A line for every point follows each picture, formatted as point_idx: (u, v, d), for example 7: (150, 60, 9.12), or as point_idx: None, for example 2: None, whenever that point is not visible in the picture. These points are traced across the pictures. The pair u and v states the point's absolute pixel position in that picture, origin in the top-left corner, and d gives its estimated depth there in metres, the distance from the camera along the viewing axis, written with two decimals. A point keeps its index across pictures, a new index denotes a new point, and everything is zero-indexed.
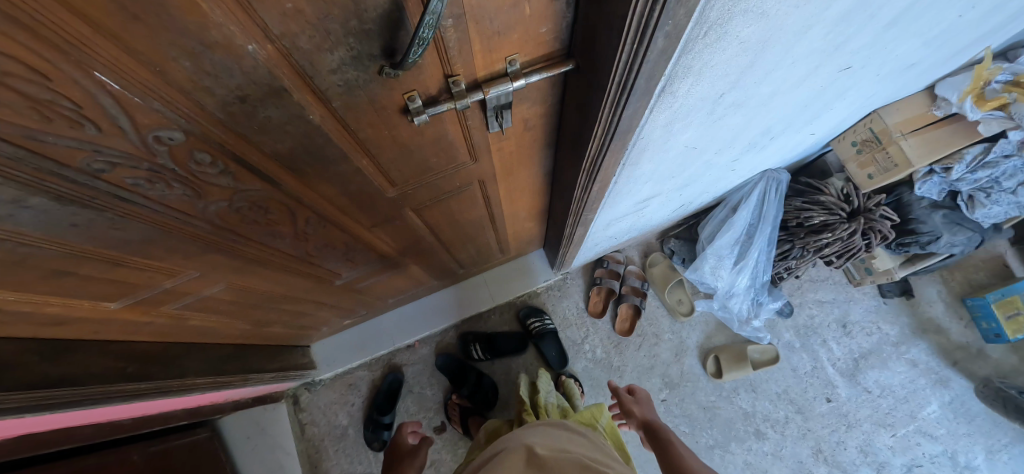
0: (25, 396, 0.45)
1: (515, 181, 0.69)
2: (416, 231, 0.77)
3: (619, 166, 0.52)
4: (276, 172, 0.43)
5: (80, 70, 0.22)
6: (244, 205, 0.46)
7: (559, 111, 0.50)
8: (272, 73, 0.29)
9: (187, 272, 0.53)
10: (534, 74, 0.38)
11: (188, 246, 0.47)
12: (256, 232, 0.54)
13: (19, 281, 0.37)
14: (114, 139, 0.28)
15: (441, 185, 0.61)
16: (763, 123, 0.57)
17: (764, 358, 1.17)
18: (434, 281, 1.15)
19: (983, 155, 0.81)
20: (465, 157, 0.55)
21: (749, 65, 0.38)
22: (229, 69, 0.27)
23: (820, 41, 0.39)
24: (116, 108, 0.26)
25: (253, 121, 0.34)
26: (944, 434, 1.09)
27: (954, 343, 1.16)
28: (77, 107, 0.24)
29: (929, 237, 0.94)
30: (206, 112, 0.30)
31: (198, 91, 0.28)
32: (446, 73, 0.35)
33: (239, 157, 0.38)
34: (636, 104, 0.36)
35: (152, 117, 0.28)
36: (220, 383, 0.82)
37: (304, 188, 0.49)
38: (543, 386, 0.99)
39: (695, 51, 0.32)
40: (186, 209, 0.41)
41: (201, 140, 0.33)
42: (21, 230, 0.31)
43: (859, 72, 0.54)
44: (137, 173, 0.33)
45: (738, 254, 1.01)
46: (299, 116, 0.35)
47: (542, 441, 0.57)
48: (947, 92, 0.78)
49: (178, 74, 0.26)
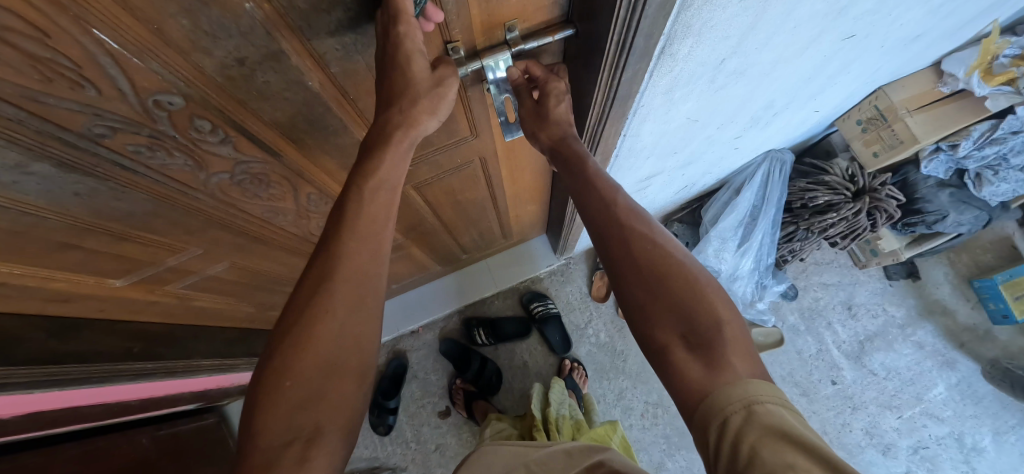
0: (32, 371, 0.46)
1: (516, 160, 0.69)
2: (419, 210, 0.77)
3: (619, 136, 0.51)
4: (277, 142, 0.44)
5: (79, 28, 0.22)
6: (246, 177, 0.47)
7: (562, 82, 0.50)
8: (270, 33, 0.28)
9: (191, 250, 0.54)
10: (532, 40, 0.38)
11: (191, 221, 0.48)
12: (257, 207, 0.55)
13: (23, 252, 0.38)
14: (112, 102, 0.28)
15: (442, 161, 0.61)
16: (767, 94, 0.56)
17: (768, 341, 1.17)
18: (437, 267, 1.16)
19: (991, 131, 0.79)
20: (466, 131, 0.54)
21: (750, 28, 0.37)
22: (225, 28, 0.26)
23: (822, 3, 0.38)
24: (114, 69, 0.26)
25: (252, 85, 0.34)
26: (951, 415, 1.09)
27: (961, 324, 1.14)
28: (76, 67, 0.24)
29: (936, 216, 0.93)
30: (205, 75, 0.30)
31: (196, 52, 0.28)
32: (446, 39, 0.36)
33: (239, 125, 0.38)
34: (634, 67, 0.35)
35: (150, 80, 0.28)
36: (226, 366, 0.85)
37: (304, 158, 0.50)
38: (555, 397, 0.96)
39: (696, 8, 0.30)
40: (188, 180, 0.42)
41: (201, 106, 0.33)
42: (25, 198, 0.32)
43: (866, 39, 0.52)
44: (138, 140, 0.33)
45: (742, 236, 1.00)
46: (298, 82, 0.35)
47: (542, 458, 0.59)
48: (952, 67, 0.76)
49: (176, 34, 0.25)
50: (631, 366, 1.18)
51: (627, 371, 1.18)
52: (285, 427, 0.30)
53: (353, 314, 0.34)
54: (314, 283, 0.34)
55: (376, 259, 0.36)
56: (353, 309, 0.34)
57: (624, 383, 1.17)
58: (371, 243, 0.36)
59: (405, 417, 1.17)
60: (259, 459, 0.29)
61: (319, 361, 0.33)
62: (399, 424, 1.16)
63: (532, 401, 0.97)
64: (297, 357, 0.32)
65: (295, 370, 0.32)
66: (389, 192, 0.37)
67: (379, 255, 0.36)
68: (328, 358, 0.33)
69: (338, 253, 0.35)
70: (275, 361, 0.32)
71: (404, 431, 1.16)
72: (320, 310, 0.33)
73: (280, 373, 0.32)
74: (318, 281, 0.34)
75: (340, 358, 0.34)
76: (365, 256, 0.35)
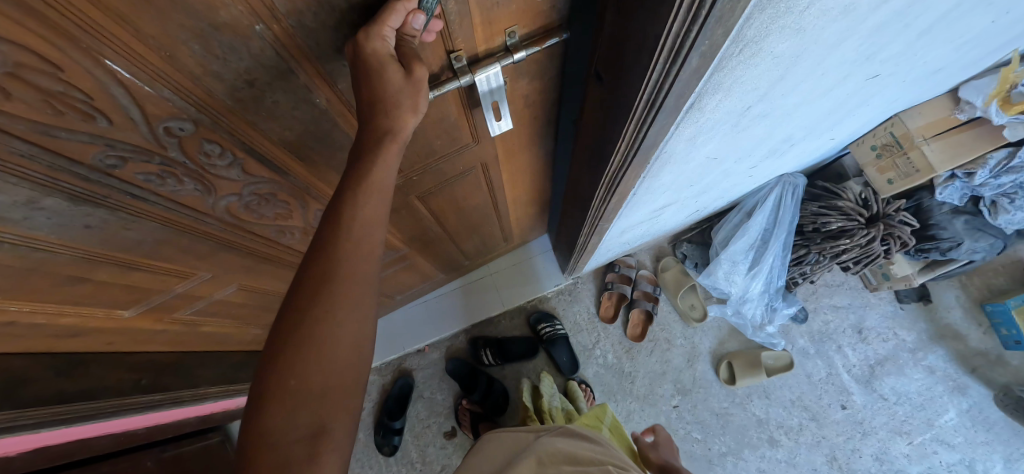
0: (41, 411, 0.46)
1: (517, 163, 0.69)
2: (423, 219, 0.77)
3: (638, 180, 0.50)
4: (285, 161, 0.43)
5: (91, 58, 0.21)
6: (253, 198, 0.46)
7: (558, 86, 0.49)
8: (279, 55, 0.27)
9: (199, 275, 0.53)
10: (531, 47, 0.36)
11: (200, 246, 0.47)
12: (264, 227, 0.54)
13: (32, 289, 0.37)
14: (124, 132, 0.28)
15: (444, 169, 0.61)
16: (785, 131, 0.55)
17: (778, 365, 1.15)
18: (440, 275, 1.15)
19: (1008, 159, 0.76)
20: (467, 138, 0.54)
21: (778, 79, 0.36)
22: (236, 52, 0.25)
23: (850, 53, 0.37)
24: (126, 98, 0.25)
25: (261, 106, 0.32)
26: (961, 442, 1.08)
27: (972, 349, 1.13)
28: (89, 99, 0.23)
29: (950, 243, 0.93)
30: (216, 99, 0.29)
31: (206, 76, 0.26)
32: (448, 48, 0.34)
33: (248, 146, 0.37)
34: (664, 122, 0.34)
35: (162, 107, 0.27)
36: (232, 391, 0.85)
37: (312, 176, 0.50)
38: (544, 391, 1.09)
39: (729, 67, 0.29)
40: (197, 205, 0.41)
41: (211, 129, 0.32)
42: (34, 233, 0.31)
43: (886, 78, 0.51)
44: (148, 168, 0.32)
45: (753, 259, 0.99)
46: (306, 100, 0.34)
47: (552, 449, 0.62)
48: (970, 95, 0.73)
49: (188, 59, 0.24)
50: (638, 388, 1.17)
51: (635, 393, 1.17)
52: (292, 425, 0.27)
53: (351, 328, 0.30)
54: (304, 294, 0.29)
55: (369, 263, 0.31)
56: (349, 322, 0.30)
57: (631, 405, 1.16)
58: (363, 247, 0.30)
59: (411, 437, 1.16)
60: (268, 461, 0.26)
61: (314, 382, 0.28)
62: (405, 444, 1.16)
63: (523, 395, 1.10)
64: (294, 371, 0.28)
65: (291, 388, 0.28)
66: (381, 189, 0.31)
67: (370, 261, 0.31)
68: (323, 376, 0.28)
69: (329, 262, 0.29)
70: (277, 354, 0.28)
71: (410, 452, 1.15)
72: (313, 326, 0.29)
73: (285, 368, 0.28)
74: (309, 294, 0.29)
75: (337, 375, 0.29)
76: (355, 265, 0.30)
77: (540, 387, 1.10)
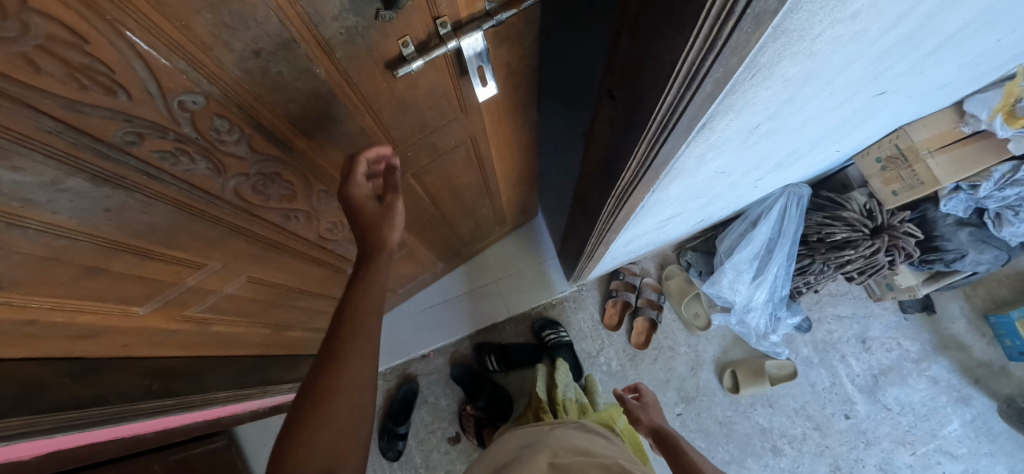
0: (58, 417, 0.46)
1: (502, 134, 0.72)
2: (421, 202, 0.78)
3: (648, 193, 0.50)
4: (291, 137, 0.44)
5: (114, 31, 0.22)
6: (260, 178, 0.47)
7: (541, 38, 0.51)
8: (283, 23, 0.28)
9: (210, 265, 0.54)
10: (510, 9, 0.39)
11: (211, 232, 0.47)
12: (271, 212, 0.55)
13: (54, 282, 0.37)
14: (142, 107, 0.28)
15: (436, 144, 0.62)
16: (792, 145, 0.56)
17: (782, 373, 1.15)
18: (440, 264, 1.18)
19: (1012, 172, 0.78)
20: (455, 108, 0.55)
21: (788, 99, 0.36)
22: (245, 20, 0.26)
23: (861, 72, 0.38)
24: (145, 72, 0.26)
25: (267, 78, 0.33)
26: (966, 453, 1.08)
27: (976, 359, 1.13)
28: (112, 73, 0.24)
29: (954, 254, 0.93)
30: (225, 71, 0.30)
31: (217, 46, 0.27)
32: (434, 15, 0.35)
33: (255, 121, 0.38)
34: (675, 143, 0.35)
35: (176, 80, 0.28)
36: (241, 396, 0.83)
37: (315, 155, 0.51)
38: (560, 379, 0.99)
39: (740, 91, 0.30)
40: (208, 186, 0.41)
41: (221, 103, 0.33)
42: (58, 220, 0.31)
43: (892, 95, 0.52)
44: (163, 145, 0.33)
45: (757, 268, 1.00)
46: (307, 70, 0.35)
47: (574, 443, 0.62)
48: (976, 108, 0.74)
49: (201, 29, 0.25)
50: None
51: None
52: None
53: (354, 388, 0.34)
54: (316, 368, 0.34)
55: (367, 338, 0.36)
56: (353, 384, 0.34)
57: None
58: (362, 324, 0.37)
59: (414, 443, 1.17)
60: None
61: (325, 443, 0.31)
62: (409, 450, 1.16)
63: (538, 384, 0.99)
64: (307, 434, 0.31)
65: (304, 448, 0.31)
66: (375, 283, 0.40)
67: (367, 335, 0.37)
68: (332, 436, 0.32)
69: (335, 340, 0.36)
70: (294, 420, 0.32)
71: (413, 457, 1.15)
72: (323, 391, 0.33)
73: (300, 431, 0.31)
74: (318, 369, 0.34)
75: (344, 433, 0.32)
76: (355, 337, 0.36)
77: (556, 374, 1.00)
